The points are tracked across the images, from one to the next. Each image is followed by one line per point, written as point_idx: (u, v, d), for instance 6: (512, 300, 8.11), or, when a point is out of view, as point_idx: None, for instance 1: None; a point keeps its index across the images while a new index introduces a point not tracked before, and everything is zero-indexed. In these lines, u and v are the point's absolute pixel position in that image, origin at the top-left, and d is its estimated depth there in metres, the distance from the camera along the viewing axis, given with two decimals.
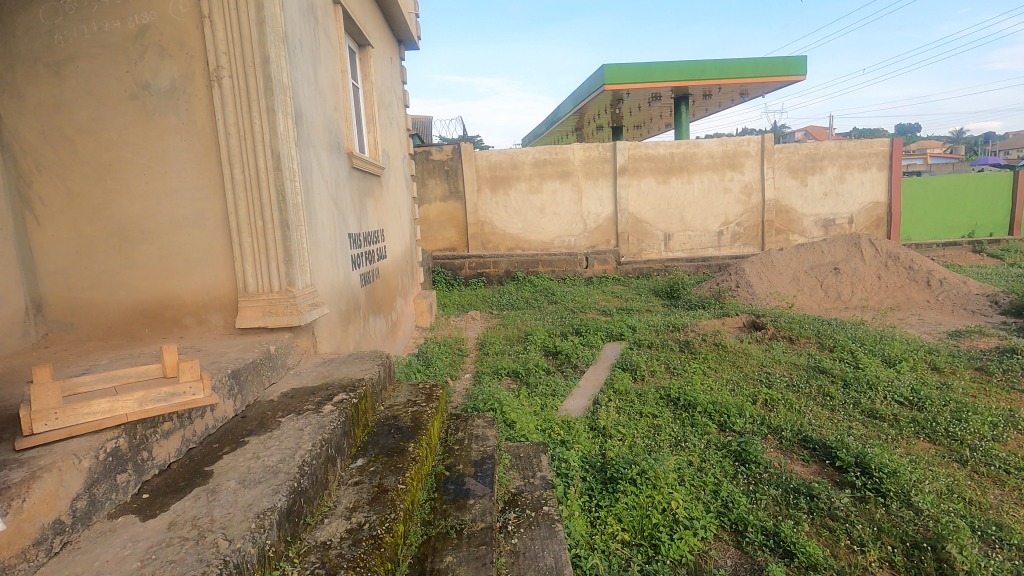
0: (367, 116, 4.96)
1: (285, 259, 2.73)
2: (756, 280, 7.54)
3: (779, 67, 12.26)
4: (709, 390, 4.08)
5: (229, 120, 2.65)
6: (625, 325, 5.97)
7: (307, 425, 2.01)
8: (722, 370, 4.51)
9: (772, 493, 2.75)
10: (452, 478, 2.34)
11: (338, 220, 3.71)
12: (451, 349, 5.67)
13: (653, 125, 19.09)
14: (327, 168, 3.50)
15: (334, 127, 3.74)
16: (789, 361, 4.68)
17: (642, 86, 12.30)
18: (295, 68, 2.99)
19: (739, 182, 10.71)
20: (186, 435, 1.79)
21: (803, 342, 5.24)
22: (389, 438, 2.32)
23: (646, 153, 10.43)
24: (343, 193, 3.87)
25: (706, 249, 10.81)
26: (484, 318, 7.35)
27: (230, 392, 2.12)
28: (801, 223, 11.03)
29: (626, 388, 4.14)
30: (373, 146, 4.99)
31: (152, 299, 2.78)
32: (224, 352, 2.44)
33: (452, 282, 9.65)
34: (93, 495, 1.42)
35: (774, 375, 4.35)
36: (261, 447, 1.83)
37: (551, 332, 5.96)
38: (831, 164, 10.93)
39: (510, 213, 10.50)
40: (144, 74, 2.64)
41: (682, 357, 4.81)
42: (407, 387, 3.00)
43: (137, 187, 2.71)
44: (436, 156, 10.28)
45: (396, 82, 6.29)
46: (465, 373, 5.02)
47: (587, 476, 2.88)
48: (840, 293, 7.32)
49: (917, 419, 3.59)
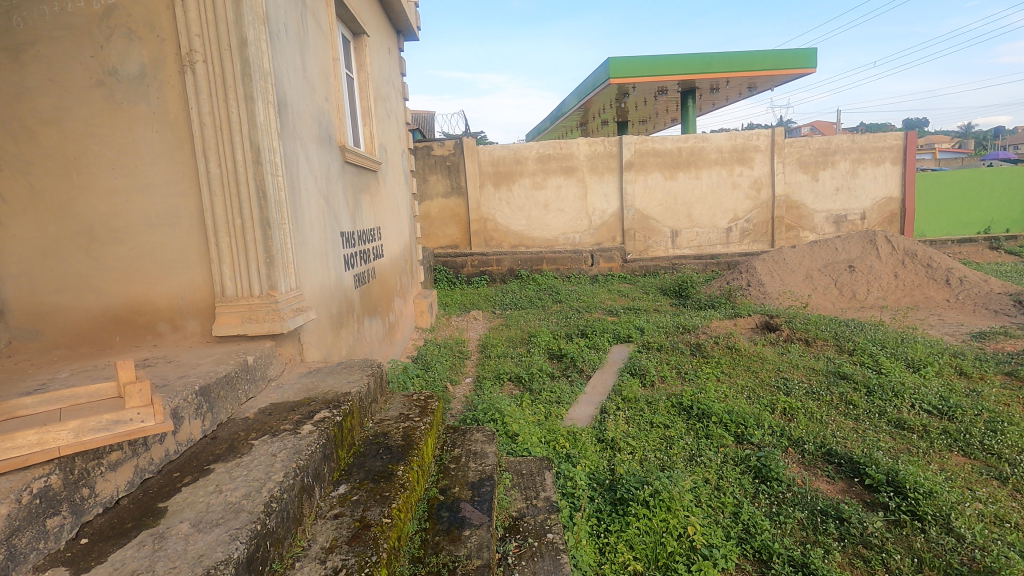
0: (363, 108, 4.73)
1: (266, 260, 2.51)
2: (768, 279, 7.28)
3: (788, 60, 11.96)
4: (724, 397, 3.83)
5: (204, 109, 2.43)
6: (633, 326, 5.73)
7: (282, 450, 1.79)
8: (736, 376, 4.27)
9: (797, 516, 2.52)
10: (447, 504, 2.11)
11: (330, 219, 3.50)
12: (451, 351, 5.45)
13: (659, 120, 18.76)
14: (316, 162, 3.29)
15: (324, 118, 3.51)
16: (808, 366, 4.42)
17: (648, 80, 12.03)
18: (279, 53, 2.77)
19: (748, 177, 10.44)
20: (140, 465, 1.58)
21: (820, 344, 5.00)
22: (377, 460, 2.10)
23: (653, 148, 10.17)
24: (335, 188, 3.64)
25: (714, 246, 10.55)
26: (486, 318, 7.12)
27: (198, 411, 1.90)
28: (812, 219, 10.74)
29: (635, 396, 3.92)
30: (369, 140, 4.77)
31: (123, 304, 2.55)
32: (196, 363, 2.22)
33: (454, 281, 9.43)
34: (13, 547, 1.20)
35: (792, 381, 4.10)
36: (225, 478, 1.61)
37: (555, 333, 5.74)
38: (843, 158, 10.64)
39: (513, 210, 10.26)
40: (111, 59, 2.41)
41: (694, 361, 4.57)
42: (401, 399, 2.78)
43: (106, 182, 2.48)
44: (437, 152, 10.05)
45: (394, 74, 6.07)
46: (465, 378, 4.81)
47: (596, 495, 2.65)
48: (855, 291, 7.07)
49: (949, 431, 3.34)
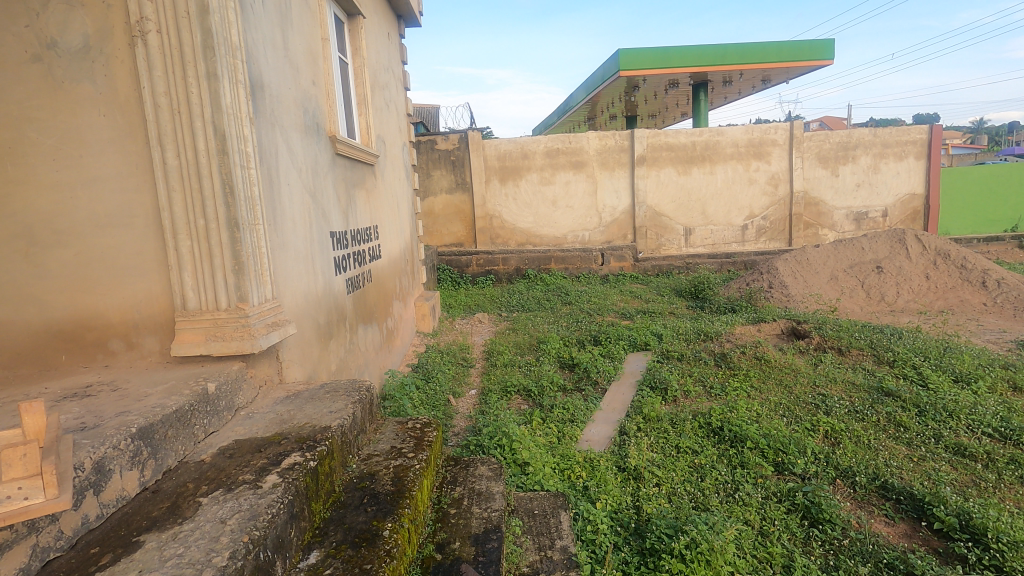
0: (359, 96, 4.34)
1: (234, 267, 2.14)
2: (791, 280, 6.86)
3: (805, 51, 11.49)
4: (757, 418, 3.43)
5: (159, 88, 2.05)
6: (649, 332, 5.33)
7: (235, 513, 1.41)
8: (768, 391, 3.85)
9: (861, 571, 2.14)
10: (445, 568, 1.75)
11: (318, 218, 3.12)
12: (454, 359, 5.08)
13: (668, 114, 18.26)
14: (301, 153, 2.91)
15: (311, 105, 3.13)
16: (846, 380, 4.00)
17: (660, 72, 11.57)
18: (252, 26, 2.39)
19: (765, 173, 9.99)
20: (41, 543, 1.23)
21: (854, 354, 4.60)
22: (360, 514, 1.72)
23: (666, 142, 9.75)
24: (324, 183, 3.26)
25: (730, 244, 10.13)
26: (492, 322, 6.74)
27: (135, 459, 1.52)
28: (832, 217, 10.29)
29: (657, 415, 3.52)
30: (365, 131, 4.39)
31: (69, 319, 2.15)
32: (144, 394, 1.84)
33: (458, 280, 9.05)
34: None
35: (832, 398, 3.68)
36: (152, 560, 1.24)
37: (566, 339, 5.35)
38: (865, 153, 10.18)
39: (520, 207, 9.85)
40: (49, 30, 2.02)
41: (720, 374, 4.16)
42: (393, 427, 2.40)
43: (47, 176, 2.09)
44: (441, 146, 9.65)
45: (394, 62, 5.68)
46: (469, 390, 4.44)
47: (621, 542, 2.28)
48: (884, 294, 6.66)
49: (1019, 459, 2.93)
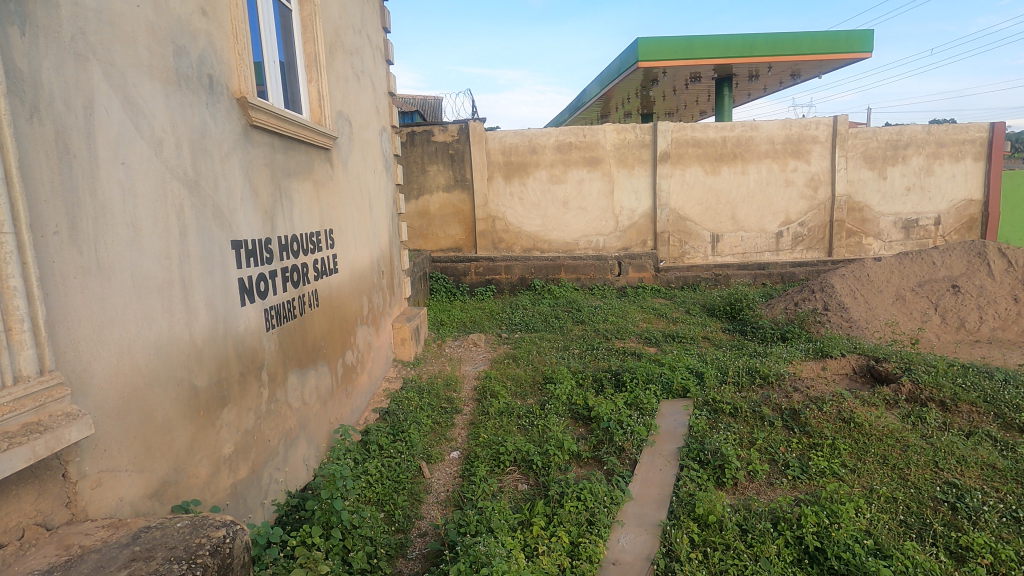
0: (307, 56, 3.23)
1: None
2: (851, 301, 5.68)
3: (842, 42, 10.30)
4: (870, 529, 2.28)
5: None
6: (685, 369, 4.17)
7: None
8: (870, 477, 2.70)
9: None
10: None
11: (204, 219, 2.00)
12: (435, 404, 3.94)
13: (686, 112, 17.01)
14: (163, 115, 1.79)
15: (196, 43, 2.01)
16: (982, 461, 2.81)
17: (680, 63, 10.33)
18: None
19: (804, 173, 8.79)
20: None
21: (965, 411, 3.44)
22: None
23: (693, 137, 8.58)
24: (221, 166, 2.14)
25: (762, 254, 8.93)
26: (489, 344, 5.61)
27: None
28: (878, 224, 9.08)
29: (718, 518, 2.36)
30: (315, 102, 3.27)
31: None
32: None
33: (454, 291, 7.95)
34: None
35: (972, 495, 2.50)
36: None
37: (578, 376, 4.21)
38: (917, 153, 8.97)
39: (526, 208, 8.70)
40: None
41: (793, 443, 3.00)
42: None
43: None
44: (439, 137, 8.52)
45: (371, 26, 4.56)
46: (451, 452, 3.32)
47: None
48: (963, 320, 5.49)
49: None
